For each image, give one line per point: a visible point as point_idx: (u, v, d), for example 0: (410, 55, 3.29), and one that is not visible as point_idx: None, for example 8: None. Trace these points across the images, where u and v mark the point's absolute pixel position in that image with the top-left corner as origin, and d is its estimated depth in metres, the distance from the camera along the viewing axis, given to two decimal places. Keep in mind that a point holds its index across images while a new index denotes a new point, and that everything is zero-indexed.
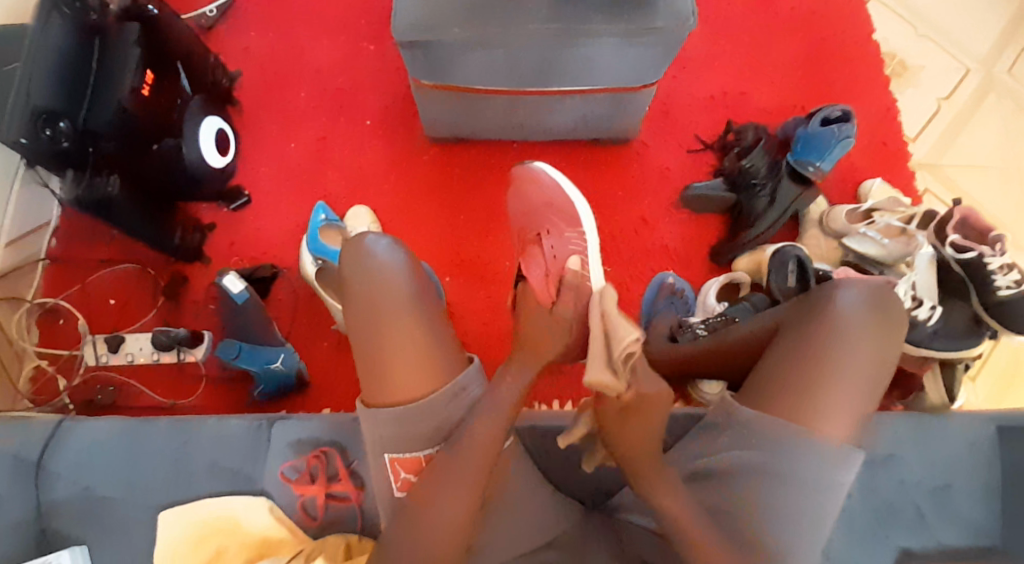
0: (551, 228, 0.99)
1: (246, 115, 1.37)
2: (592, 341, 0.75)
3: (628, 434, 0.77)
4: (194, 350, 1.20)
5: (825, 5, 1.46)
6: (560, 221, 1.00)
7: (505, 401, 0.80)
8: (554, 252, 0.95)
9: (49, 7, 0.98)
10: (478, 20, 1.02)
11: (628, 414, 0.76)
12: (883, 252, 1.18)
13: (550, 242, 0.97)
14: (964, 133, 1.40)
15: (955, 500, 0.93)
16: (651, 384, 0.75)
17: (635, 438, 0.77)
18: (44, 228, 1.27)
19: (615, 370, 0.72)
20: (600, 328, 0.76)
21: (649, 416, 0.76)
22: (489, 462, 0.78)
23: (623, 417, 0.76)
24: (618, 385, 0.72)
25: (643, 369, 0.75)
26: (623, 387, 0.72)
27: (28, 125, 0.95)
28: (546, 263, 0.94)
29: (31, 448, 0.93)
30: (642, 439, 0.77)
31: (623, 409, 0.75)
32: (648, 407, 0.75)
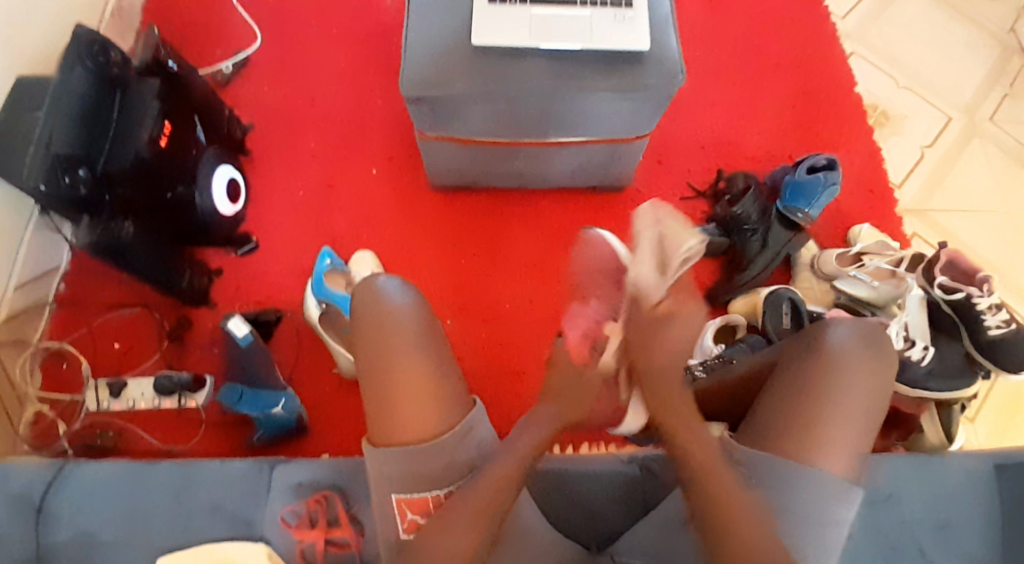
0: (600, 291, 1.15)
1: (255, 163, 1.42)
2: (643, 253, 1.10)
3: (652, 372, 0.92)
4: (195, 395, 1.20)
5: (810, 60, 1.53)
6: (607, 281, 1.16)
7: (528, 442, 0.83)
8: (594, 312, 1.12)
9: (73, 61, 1.05)
10: (479, 78, 1.07)
11: (661, 326, 0.95)
12: (874, 294, 1.22)
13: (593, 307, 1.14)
14: (949, 179, 1.44)
15: (959, 539, 0.93)
16: (679, 303, 0.99)
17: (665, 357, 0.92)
18: (54, 272, 1.29)
19: (660, 275, 1.04)
20: (653, 243, 1.12)
21: (685, 328, 0.95)
22: (496, 495, 0.78)
23: (659, 323, 0.95)
24: (649, 294, 1.00)
25: (687, 307, 0.99)
26: (662, 284, 1.03)
27: (48, 173, 1.00)
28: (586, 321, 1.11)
29: (35, 489, 0.93)
30: (675, 364, 0.92)
31: (657, 318, 0.96)
32: (678, 320, 0.96)
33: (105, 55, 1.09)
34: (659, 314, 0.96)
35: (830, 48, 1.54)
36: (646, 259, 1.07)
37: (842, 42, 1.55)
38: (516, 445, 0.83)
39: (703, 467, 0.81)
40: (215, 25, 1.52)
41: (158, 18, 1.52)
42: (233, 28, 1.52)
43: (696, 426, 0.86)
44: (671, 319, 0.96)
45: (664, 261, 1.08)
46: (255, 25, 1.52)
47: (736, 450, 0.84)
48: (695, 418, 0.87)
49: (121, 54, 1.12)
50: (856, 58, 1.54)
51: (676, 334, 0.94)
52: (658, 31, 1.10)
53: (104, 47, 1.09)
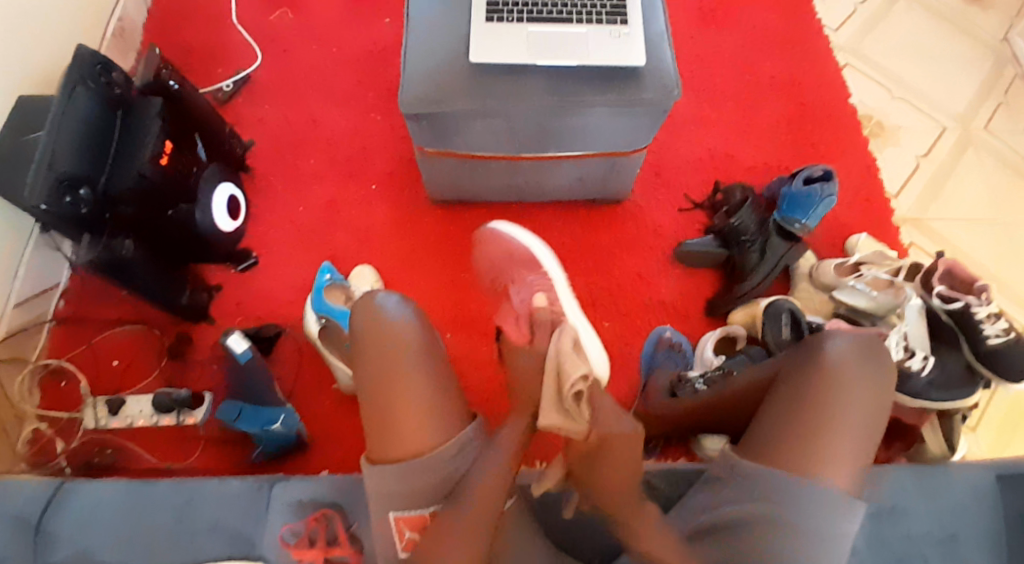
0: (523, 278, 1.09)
1: (255, 180, 1.42)
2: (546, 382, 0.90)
3: (607, 470, 0.85)
4: (194, 412, 1.20)
5: (805, 73, 1.54)
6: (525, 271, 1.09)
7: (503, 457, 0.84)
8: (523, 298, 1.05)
9: (75, 82, 1.06)
10: (478, 95, 1.08)
11: (597, 460, 0.85)
12: (874, 304, 1.21)
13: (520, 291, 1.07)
14: (946, 188, 1.45)
15: (964, 551, 0.93)
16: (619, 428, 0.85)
17: (611, 483, 0.85)
18: (53, 289, 1.29)
19: (570, 412, 0.87)
20: (554, 363, 0.91)
21: (622, 460, 0.85)
22: (490, 506, 0.80)
23: (593, 458, 0.85)
24: (579, 426, 0.86)
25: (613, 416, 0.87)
26: (584, 427, 0.86)
27: (50, 192, 1.00)
28: (520, 306, 1.04)
29: (34, 508, 0.93)
30: (616, 475, 0.85)
31: (592, 452, 0.86)
32: (618, 444, 0.85)
33: (107, 75, 1.10)
34: (596, 447, 0.85)
35: (824, 61, 1.55)
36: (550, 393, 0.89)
37: (836, 54, 1.57)
38: (505, 448, 0.85)
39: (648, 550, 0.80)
40: (215, 44, 1.53)
41: (158, 38, 1.53)
42: (233, 47, 1.53)
43: (651, 529, 0.82)
44: (605, 452, 0.85)
45: (564, 390, 0.88)
46: (255, 44, 1.53)
47: (737, 463, 0.84)
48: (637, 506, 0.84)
49: (123, 75, 1.14)
50: (850, 70, 1.56)
51: (618, 465, 0.85)
52: (654, 47, 1.11)
53: (106, 67, 1.10)
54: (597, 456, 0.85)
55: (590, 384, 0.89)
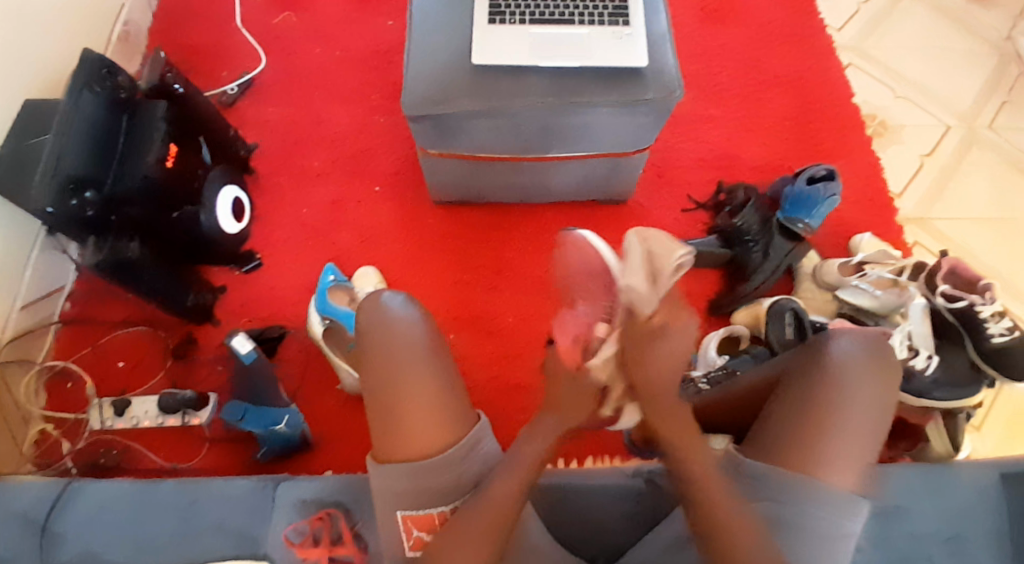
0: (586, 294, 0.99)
1: (259, 182, 1.43)
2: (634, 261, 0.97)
3: (655, 365, 0.88)
4: (199, 413, 1.21)
5: (807, 72, 1.54)
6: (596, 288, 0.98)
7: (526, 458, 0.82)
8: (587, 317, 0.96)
9: (82, 85, 1.07)
10: (480, 95, 1.08)
11: (653, 340, 0.89)
12: (877, 303, 1.22)
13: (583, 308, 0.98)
14: (950, 187, 1.45)
15: (969, 550, 0.92)
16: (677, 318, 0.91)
17: (659, 372, 0.88)
18: (59, 291, 1.30)
19: (654, 285, 0.94)
20: (643, 250, 0.98)
21: (676, 346, 0.89)
22: (507, 507, 0.78)
23: (650, 341, 0.89)
24: (652, 308, 0.91)
25: (680, 317, 0.91)
26: (656, 302, 0.92)
27: (55, 195, 1.00)
28: (576, 326, 0.96)
29: (40, 508, 0.93)
30: (667, 366, 0.88)
31: (651, 334, 0.89)
32: (671, 335, 0.89)
33: (112, 79, 1.11)
34: (655, 331, 0.89)
35: (827, 61, 1.55)
36: (637, 267, 0.96)
37: (839, 53, 1.56)
38: (519, 458, 0.82)
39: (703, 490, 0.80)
40: (219, 46, 1.54)
41: (163, 41, 1.54)
42: (237, 50, 1.54)
43: (699, 446, 0.84)
44: (663, 335, 0.89)
45: (655, 269, 0.95)
46: (259, 47, 1.54)
47: (742, 463, 0.83)
48: (694, 435, 0.85)
49: (129, 79, 1.14)
50: (854, 69, 1.55)
51: (669, 350, 0.89)
52: (656, 47, 1.11)
53: (112, 70, 1.12)
54: (655, 337, 0.89)
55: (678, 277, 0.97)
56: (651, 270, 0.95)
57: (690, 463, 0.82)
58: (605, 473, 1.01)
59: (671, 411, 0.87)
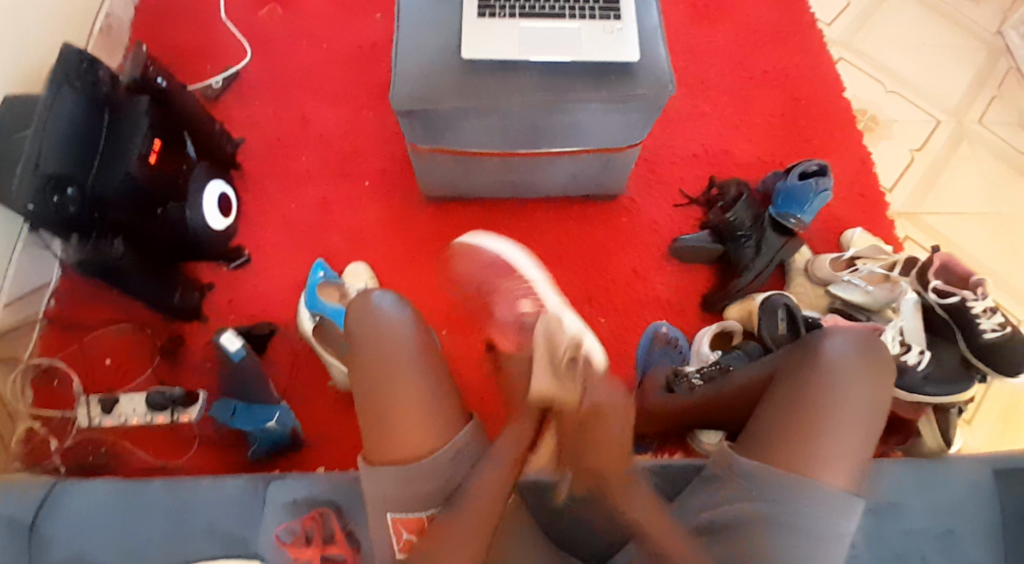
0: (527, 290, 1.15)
1: (246, 178, 1.41)
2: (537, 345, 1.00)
3: (593, 453, 0.85)
4: (188, 410, 1.19)
5: (799, 67, 1.53)
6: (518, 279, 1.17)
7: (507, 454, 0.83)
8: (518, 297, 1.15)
9: (62, 81, 1.05)
10: (471, 90, 1.07)
11: (591, 422, 0.87)
12: (869, 298, 1.22)
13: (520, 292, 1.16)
14: (941, 182, 1.45)
15: (961, 546, 0.93)
16: (605, 393, 0.90)
17: (603, 452, 0.85)
18: (44, 289, 1.28)
19: (560, 381, 0.93)
20: (543, 339, 1.01)
21: (611, 426, 0.87)
22: (490, 509, 0.78)
23: (584, 430, 0.86)
24: (569, 393, 0.90)
25: (597, 387, 0.91)
26: (577, 398, 0.89)
27: (36, 192, 0.99)
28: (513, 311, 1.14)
29: (26, 511, 0.91)
30: (611, 456, 0.85)
31: (585, 423, 0.87)
32: (609, 425, 0.87)
33: (94, 74, 1.09)
34: (588, 417, 0.87)
35: (818, 56, 1.54)
36: (540, 349, 0.99)
37: (830, 48, 1.56)
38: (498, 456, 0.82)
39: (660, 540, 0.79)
40: (205, 40, 1.52)
41: (147, 34, 1.52)
42: (223, 43, 1.52)
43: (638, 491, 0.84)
44: (597, 416, 0.87)
45: (553, 345, 1.00)
46: (245, 40, 1.52)
47: (734, 462, 0.83)
48: (627, 477, 0.84)
49: (110, 73, 1.12)
50: (844, 64, 1.55)
51: (612, 434, 0.86)
52: (649, 41, 1.10)
53: (93, 65, 1.09)
54: (588, 425, 0.86)
55: (580, 358, 0.96)
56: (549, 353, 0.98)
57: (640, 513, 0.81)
58: None
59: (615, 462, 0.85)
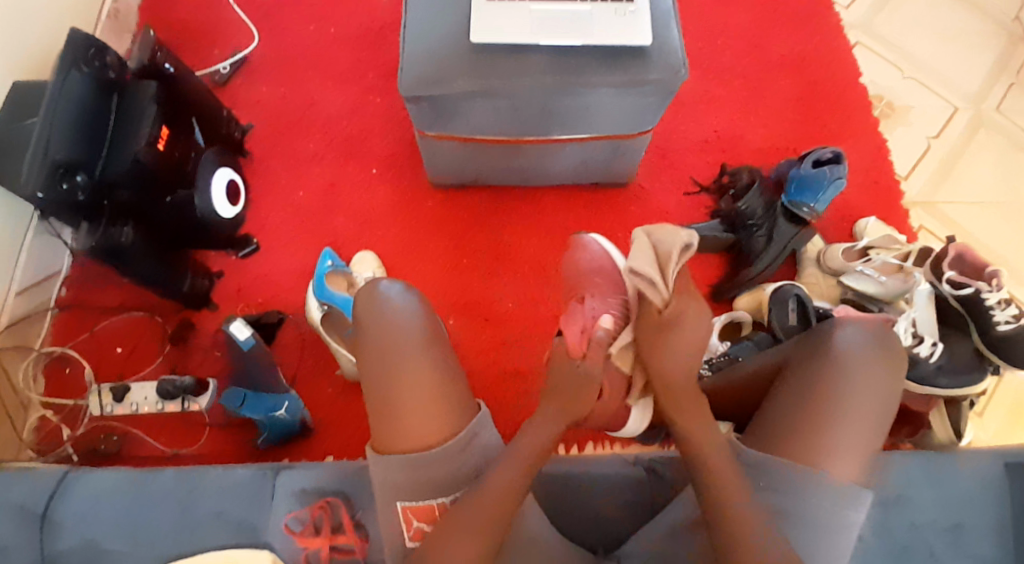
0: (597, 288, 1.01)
1: (254, 165, 1.40)
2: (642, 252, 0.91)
3: (660, 364, 0.88)
4: (198, 399, 1.20)
5: (813, 51, 1.51)
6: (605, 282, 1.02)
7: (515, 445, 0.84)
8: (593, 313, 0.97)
9: (70, 65, 1.04)
10: (478, 75, 1.06)
11: (667, 331, 0.88)
12: (883, 289, 1.19)
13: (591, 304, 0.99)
14: (956, 171, 1.43)
15: (969, 540, 0.92)
16: (687, 298, 0.89)
17: (676, 364, 0.88)
18: (55, 276, 1.28)
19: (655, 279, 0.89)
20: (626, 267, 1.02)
21: (688, 342, 0.88)
22: (509, 489, 0.78)
23: (662, 332, 0.89)
24: (659, 288, 0.91)
25: (686, 289, 0.90)
26: (664, 297, 0.89)
27: (46, 180, 0.99)
28: (582, 320, 0.97)
29: (38, 499, 0.93)
30: (681, 364, 0.88)
31: (663, 325, 0.88)
32: (686, 321, 0.88)
33: (102, 59, 1.08)
34: (667, 320, 0.88)
35: (834, 39, 1.52)
36: (648, 258, 0.90)
37: (846, 32, 1.53)
38: (522, 446, 0.82)
39: (714, 468, 0.80)
40: (212, 25, 1.51)
41: (155, 19, 1.51)
42: (230, 28, 1.51)
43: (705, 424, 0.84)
44: (676, 327, 0.88)
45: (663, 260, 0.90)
46: (252, 25, 1.51)
47: (743, 452, 0.83)
48: (693, 396, 0.87)
49: (117, 58, 1.11)
50: (861, 48, 1.52)
51: (682, 341, 0.88)
52: (661, 25, 1.08)
53: (101, 50, 1.08)
54: (666, 329, 0.88)
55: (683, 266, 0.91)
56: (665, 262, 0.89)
57: (712, 464, 0.80)
58: (606, 462, 1.00)
59: (680, 386, 0.87)
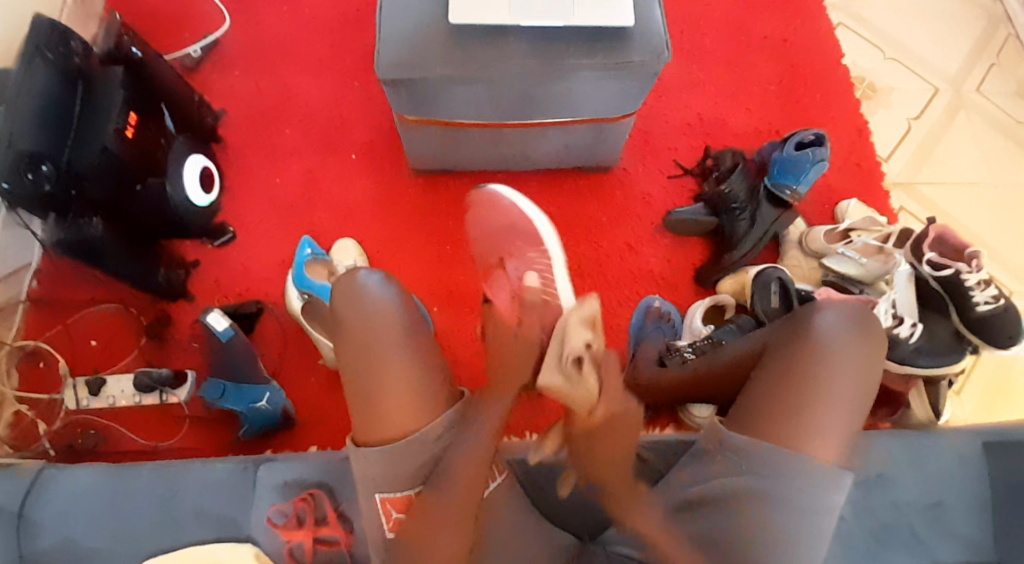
0: (515, 252, 1.03)
1: (230, 151, 1.38)
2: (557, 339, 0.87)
3: (596, 455, 0.84)
4: (177, 391, 1.18)
5: (795, 32, 1.50)
6: (524, 244, 1.03)
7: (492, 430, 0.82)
8: (516, 273, 1.00)
9: (32, 53, 1.02)
10: (457, 58, 1.04)
11: (596, 438, 0.84)
12: (863, 271, 1.21)
13: (514, 266, 1.01)
14: (938, 152, 1.43)
15: (950, 518, 0.93)
16: (616, 400, 0.85)
17: (608, 461, 0.84)
18: (25, 269, 1.25)
19: (570, 375, 0.84)
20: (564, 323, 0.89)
21: (619, 437, 0.85)
22: (474, 486, 0.79)
23: (592, 439, 0.84)
24: (583, 392, 0.83)
25: (613, 388, 0.85)
26: (593, 397, 0.83)
27: (10, 171, 0.97)
28: (510, 285, 0.99)
29: (14, 498, 0.91)
30: (617, 455, 0.85)
31: (591, 431, 0.84)
32: (615, 426, 0.84)
33: (66, 45, 1.06)
34: (600, 425, 0.84)
35: (815, 20, 1.51)
36: (554, 365, 0.85)
37: (828, 13, 1.53)
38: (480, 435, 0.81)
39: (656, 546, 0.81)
40: (183, 7, 1.47)
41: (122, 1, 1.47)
42: (202, 10, 1.47)
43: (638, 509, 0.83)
44: (605, 431, 0.84)
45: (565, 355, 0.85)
46: (224, 8, 1.47)
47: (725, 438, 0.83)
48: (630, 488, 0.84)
49: (83, 44, 1.09)
50: (843, 29, 1.52)
51: (613, 444, 0.84)
52: (642, 7, 1.07)
53: (65, 37, 1.06)
54: (595, 434, 0.84)
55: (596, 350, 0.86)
56: (560, 353, 0.86)
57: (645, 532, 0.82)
58: None
59: (616, 476, 0.84)
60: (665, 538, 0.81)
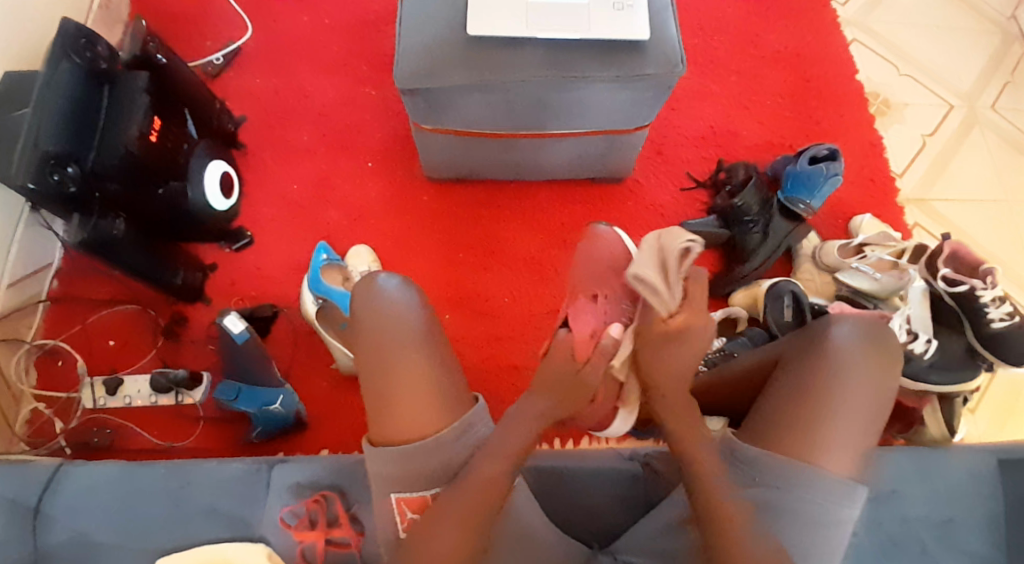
0: (609, 290, 0.92)
1: (248, 157, 1.40)
2: (646, 251, 0.84)
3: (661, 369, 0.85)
4: (191, 392, 1.20)
5: (809, 47, 1.51)
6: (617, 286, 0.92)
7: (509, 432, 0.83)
8: (603, 318, 0.90)
9: (59, 56, 1.04)
10: (473, 67, 1.05)
11: (671, 342, 0.85)
12: (877, 286, 1.19)
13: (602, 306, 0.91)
14: (951, 168, 1.43)
15: (960, 534, 0.93)
16: (699, 311, 0.84)
17: (674, 372, 0.85)
18: (46, 269, 1.27)
19: (668, 281, 0.83)
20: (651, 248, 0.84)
21: (692, 350, 0.85)
22: (497, 479, 0.78)
23: (667, 344, 0.85)
24: (666, 298, 0.83)
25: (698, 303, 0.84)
26: (674, 307, 0.83)
27: (36, 171, 0.98)
28: (594, 320, 0.90)
29: (29, 492, 0.92)
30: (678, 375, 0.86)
31: (668, 336, 0.85)
32: (692, 335, 0.84)
33: (92, 49, 1.07)
34: (674, 333, 0.84)
35: (830, 35, 1.52)
36: (648, 259, 0.84)
37: (843, 28, 1.53)
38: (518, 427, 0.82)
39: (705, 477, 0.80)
40: (205, 15, 1.50)
41: (146, 8, 1.50)
42: (224, 18, 1.50)
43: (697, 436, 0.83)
44: (681, 337, 0.84)
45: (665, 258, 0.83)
46: (246, 16, 1.50)
47: (738, 449, 0.83)
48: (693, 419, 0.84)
49: (108, 48, 1.10)
50: (857, 45, 1.52)
51: (680, 354, 0.85)
52: (658, 19, 1.08)
53: (91, 40, 1.08)
54: (671, 340, 0.85)
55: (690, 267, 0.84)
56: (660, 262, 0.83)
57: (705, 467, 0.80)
58: (600, 457, 1.00)
59: (681, 414, 0.85)
60: (718, 479, 0.79)
